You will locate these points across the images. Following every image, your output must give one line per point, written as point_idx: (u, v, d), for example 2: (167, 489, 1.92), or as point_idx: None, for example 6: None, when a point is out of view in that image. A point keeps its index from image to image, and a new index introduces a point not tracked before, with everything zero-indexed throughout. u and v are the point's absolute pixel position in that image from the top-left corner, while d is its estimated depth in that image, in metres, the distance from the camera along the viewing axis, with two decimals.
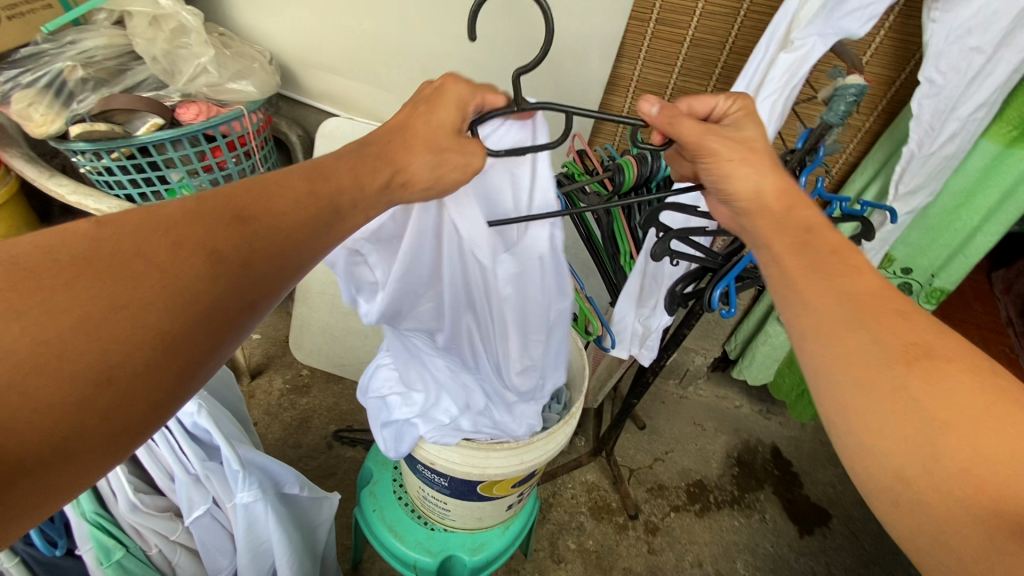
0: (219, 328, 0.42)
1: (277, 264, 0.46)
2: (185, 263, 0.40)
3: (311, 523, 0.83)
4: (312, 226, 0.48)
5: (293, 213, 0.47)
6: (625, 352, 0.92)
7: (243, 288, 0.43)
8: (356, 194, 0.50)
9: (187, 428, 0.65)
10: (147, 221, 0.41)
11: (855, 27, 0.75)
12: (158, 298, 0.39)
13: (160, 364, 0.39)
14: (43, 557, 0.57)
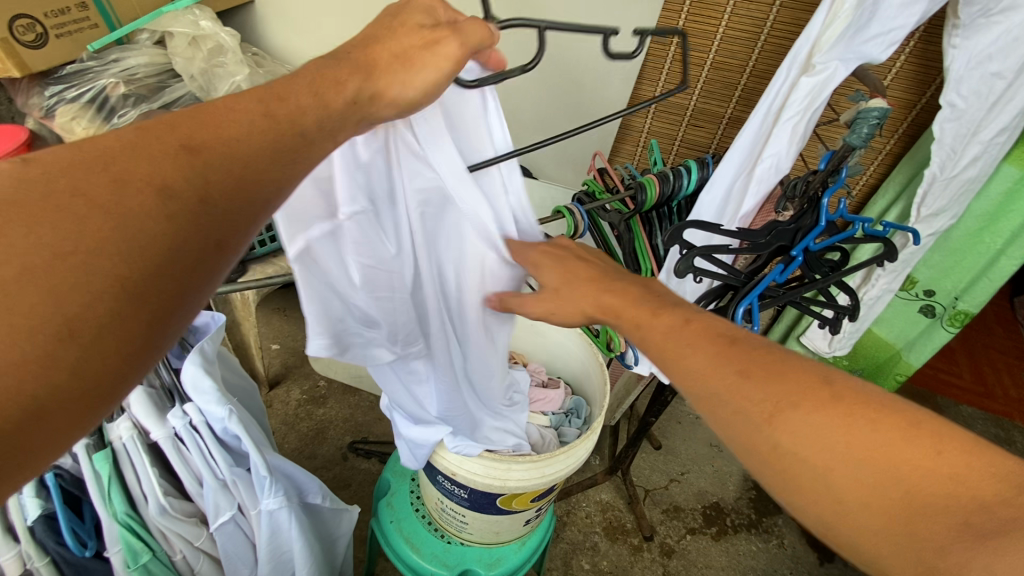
0: (195, 271, 0.34)
1: (255, 190, 0.36)
2: (131, 201, 0.32)
3: (330, 534, 0.83)
4: (288, 144, 0.38)
5: (258, 132, 0.37)
6: (646, 369, 0.92)
7: (215, 221, 0.34)
8: (320, 113, 0.39)
9: (217, 434, 0.66)
10: (83, 157, 0.32)
11: (877, 52, 0.77)
12: (106, 240, 0.30)
13: (127, 312, 0.31)
14: (73, 558, 0.57)
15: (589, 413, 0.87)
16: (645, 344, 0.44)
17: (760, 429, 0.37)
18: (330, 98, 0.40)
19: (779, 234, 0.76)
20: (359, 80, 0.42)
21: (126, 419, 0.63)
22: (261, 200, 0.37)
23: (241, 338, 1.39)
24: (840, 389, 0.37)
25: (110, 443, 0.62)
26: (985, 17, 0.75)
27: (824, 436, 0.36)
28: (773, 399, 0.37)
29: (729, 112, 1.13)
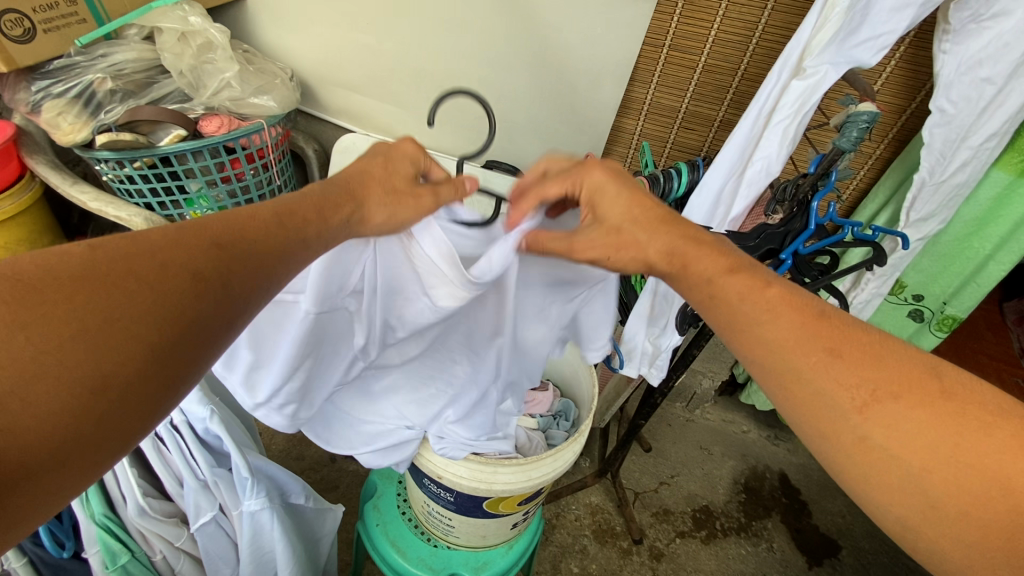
0: (208, 346, 0.41)
1: (262, 282, 0.44)
2: (171, 280, 0.38)
3: (314, 534, 0.82)
4: (296, 247, 0.47)
5: (271, 236, 0.46)
6: (634, 372, 0.91)
7: (229, 304, 0.42)
8: (321, 225, 0.50)
9: (198, 433, 0.66)
10: (133, 241, 0.38)
11: (867, 57, 0.76)
12: (149, 311, 0.37)
13: (151, 374, 0.37)
14: (50, 559, 0.57)
15: (577, 415, 0.87)
16: (719, 301, 0.49)
17: (851, 417, 0.42)
18: (326, 214, 0.50)
19: (768, 238, 0.76)
20: (351, 206, 0.53)
21: None
22: (266, 289, 0.45)
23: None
24: (946, 381, 0.42)
25: None
26: (975, 23, 0.76)
27: (914, 430, 0.41)
28: (866, 389, 0.42)
29: (721, 115, 1.13)
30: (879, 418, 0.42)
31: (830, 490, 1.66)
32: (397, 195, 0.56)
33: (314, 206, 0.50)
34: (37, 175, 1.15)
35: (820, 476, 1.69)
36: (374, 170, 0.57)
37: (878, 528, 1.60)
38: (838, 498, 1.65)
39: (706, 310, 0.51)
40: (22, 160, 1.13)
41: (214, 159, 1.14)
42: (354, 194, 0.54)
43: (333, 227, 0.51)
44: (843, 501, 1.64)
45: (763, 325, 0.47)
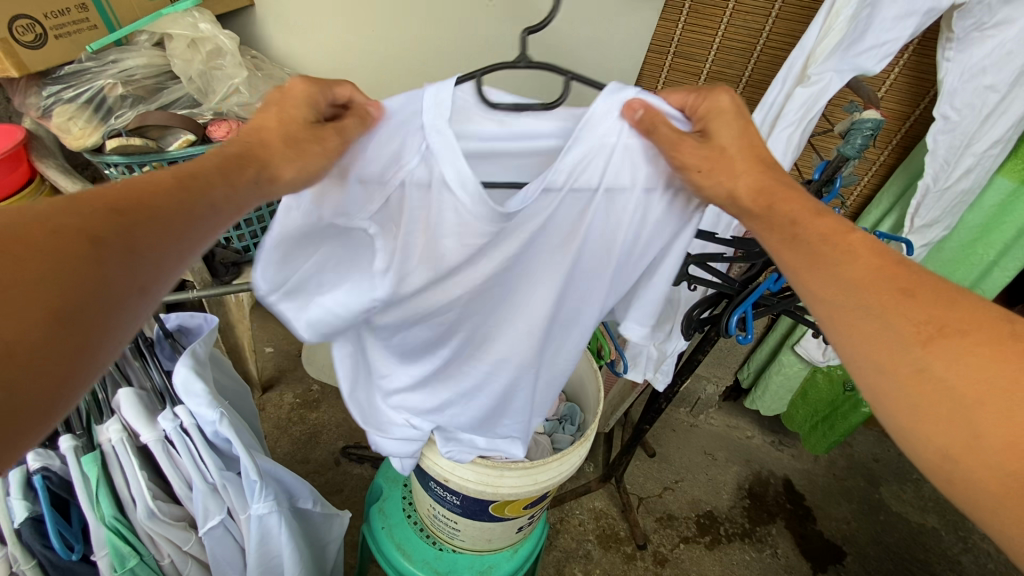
0: (117, 311, 0.38)
1: (174, 237, 0.41)
2: (61, 245, 0.36)
3: (321, 538, 0.82)
4: (205, 204, 0.44)
5: (171, 193, 0.42)
6: (639, 378, 0.91)
7: (139, 264, 0.39)
8: (230, 186, 0.45)
9: (207, 436, 0.66)
10: (20, 212, 0.36)
11: (871, 64, 0.78)
12: (40, 276, 0.35)
13: (50, 341, 0.34)
14: (59, 561, 0.56)
15: (582, 420, 0.86)
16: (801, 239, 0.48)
17: (913, 349, 0.42)
18: (235, 176, 0.46)
19: None
20: (256, 166, 0.47)
21: (116, 420, 0.63)
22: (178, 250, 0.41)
23: (235, 341, 1.39)
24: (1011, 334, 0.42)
25: (99, 445, 0.61)
26: (978, 31, 0.77)
27: (976, 364, 0.41)
28: (934, 326, 0.42)
29: None
30: (939, 352, 0.42)
31: (834, 496, 1.66)
32: (302, 143, 0.48)
33: (219, 169, 0.45)
34: (48, 179, 1.16)
35: (824, 482, 1.68)
36: (273, 115, 0.50)
37: (883, 534, 1.59)
38: (843, 503, 1.64)
39: (781, 253, 0.49)
40: (33, 165, 1.14)
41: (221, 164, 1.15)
42: (255, 155, 0.47)
43: (245, 188, 0.46)
44: (848, 507, 1.64)
45: (816, 265, 0.47)
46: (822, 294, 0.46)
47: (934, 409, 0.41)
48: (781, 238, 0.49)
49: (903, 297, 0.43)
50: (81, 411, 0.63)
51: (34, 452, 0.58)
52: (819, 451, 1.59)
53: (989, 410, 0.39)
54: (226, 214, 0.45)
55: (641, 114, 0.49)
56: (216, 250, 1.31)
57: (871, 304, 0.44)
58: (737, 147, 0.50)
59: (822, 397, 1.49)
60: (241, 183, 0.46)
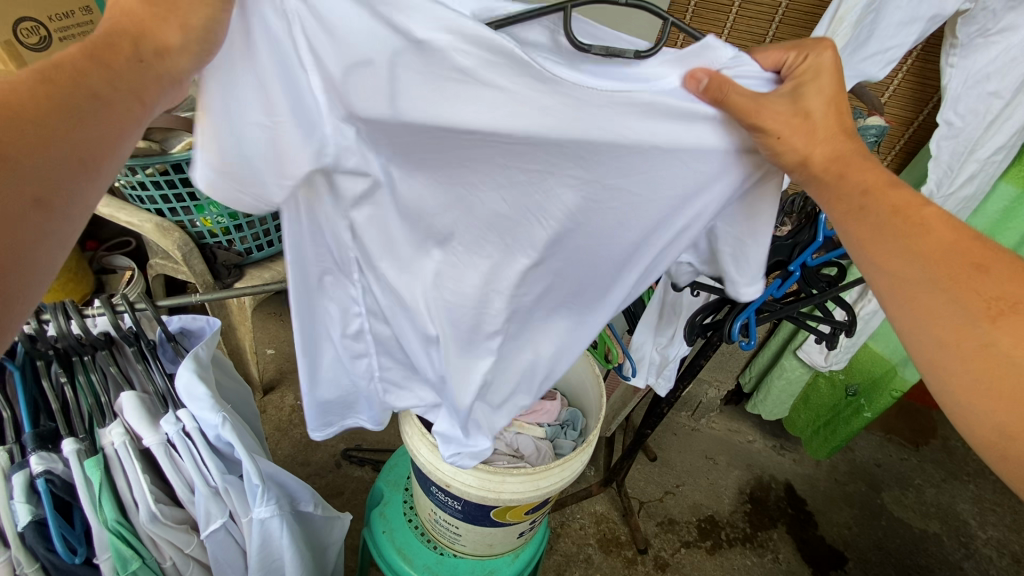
0: (22, 234, 0.34)
1: (66, 153, 0.36)
2: None
3: (322, 542, 0.82)
4: (85, 99, 0.36)
5: (38, 98, 0.35)
6: (642, 382, 0.92)
7: (34, 188, 0.34)
8: (110, 74, 0.37)
9: (209, 440, 0.66)
10: None
11: (875, 70, 0.78)
12: None
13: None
14: (62, 565, 0.56)
15: (585, 425, 0.85)
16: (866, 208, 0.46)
17: (979, 324, 0.42)
18: (113, 62, 0.38)
19: (776, 249, 0.76)
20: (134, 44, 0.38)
21: (119, 423, 0.63)
22: (75, 162, 0.36)
23: (237, 343, 1.39)
24: None
25: (102, 448, 0.61)
26: (982, 37, 0.77)
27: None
28: (995, 302, 0.42)
29: None
30: (1010, 328, 0.41)
31: (836, 501, 1.65)
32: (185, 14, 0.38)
33: (86, 53, 0.37)
34: None
35: (826, 487, 1.68)
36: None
37: (885, 540, 1.59)
38: (844, 509, 1.64)
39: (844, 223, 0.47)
40: None
41: None
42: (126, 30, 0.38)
43: (126, 73, 0.38)
44: (849, 512, 1.63)
45: (892, 240, 0.45)
46: (882, 265, 0.46)
47: (995, 386, 0.41)
48: (847, 208, 0.47)
49: (969, 282, 0.43)
50: (84, 415, 0.63)
51: (38, 455, 0.58)
52: (821, 456, 1.59)
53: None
54: (113, 108, 0.38)
55: (706, 84, 0.44)
56: (218, 252, 1.31)
57: (941, 282, 0.43)
58: (823, 113, 0.46)
59: (823, 401, 1.49)
60: (120, 69, 0.38)
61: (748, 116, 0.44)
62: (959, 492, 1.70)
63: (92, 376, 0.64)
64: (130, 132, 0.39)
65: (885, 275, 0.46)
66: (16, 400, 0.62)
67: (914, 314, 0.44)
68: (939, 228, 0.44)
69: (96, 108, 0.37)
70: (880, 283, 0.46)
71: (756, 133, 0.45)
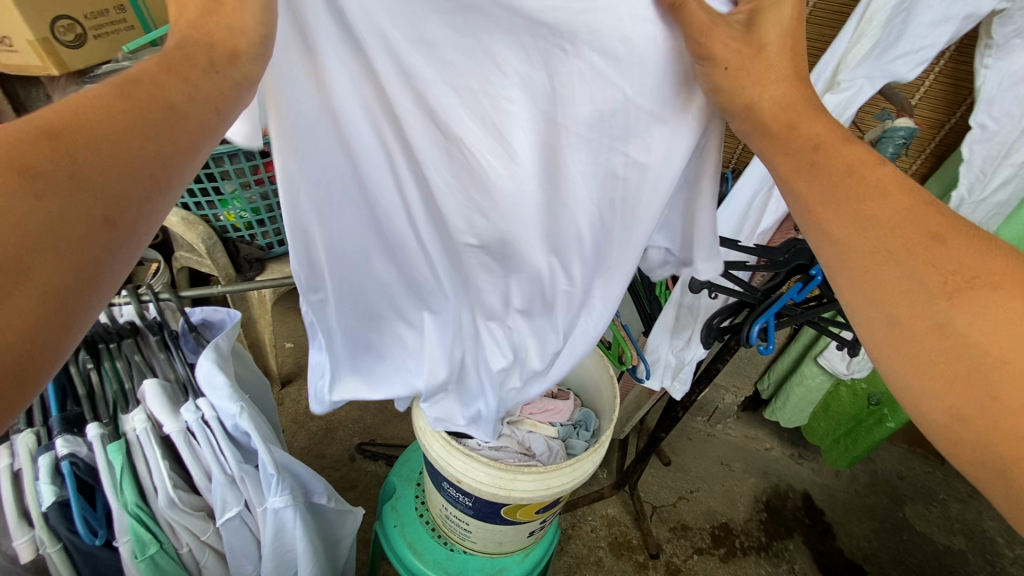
0: (93, 248, 0.31)
1: (137, 162, 0.32)
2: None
3: (334, 535, 0.83)
4: (161, 112, 0.34)
5: (114, 104, 0.32)
6: (657, 385, 0.91)
7: (101, 186, 0.31)
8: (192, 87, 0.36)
9: (228, 429, 0.67)
10: None
11: (905, 71, 0.75)
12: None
13: (32, 292, 0.28)
14: (83, 546, 0.58)
15: (598, 426, 0.84)
16: (819, 163, 0.39)
17: (935, 303, 0.36)
18: (191, 75, 0.36)
19: (798, 252, 0.73)
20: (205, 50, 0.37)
21: (141, 410, 0.64)
22: (146, 172, 0.33)
23: (257, 336, 1.42)
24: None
25: (124, 433, 0.63)
26: (1018, 38, 0.74)
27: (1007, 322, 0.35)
28: (955, 277, 0.36)
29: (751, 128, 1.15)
30: (968, 306, 0.35)
31: (855, 513, 1.61)
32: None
33: (170, 67, 0.35)
34: None
35: (845, 499, 1.64)
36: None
37: (906, 554, 1.55)
38: (864, 521, 1.60)
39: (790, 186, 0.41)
40: None
41: (247, 163, 1.23)
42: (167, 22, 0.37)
43: (204, 87, 0.36)
44: (869, 525, 1.59)
45: (842, 203, 0.38)
46: (833, 233, 0.39)
47: (948, 370, 0.36)
48: (794, 162, 0.40)
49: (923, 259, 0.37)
50: (109, 401, 0.65)
51: (64, 437, 0.60)
52: (841, 465, 1.55)
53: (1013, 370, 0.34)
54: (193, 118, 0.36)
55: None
56: (240, 247, 1.34)
57: (896, 253, 0.37)
58: (778, 47, 0.40)
59: (844, 410, 1.46)
60: (198, 82, 0.36)
61: (699, 35, 0.40)
62: (985, 508, 1.65)
63: (118, 363, 0.66)
64: (206, 146, 0.36)
65: (837, 247, 0.39)
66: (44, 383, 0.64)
67: (864, 290, 0.38)
68: (893, 191, 0.38)
69: (176, 118, 0.34)
70: (826, 248, 0.39)
71: (705, 60, 0.40)
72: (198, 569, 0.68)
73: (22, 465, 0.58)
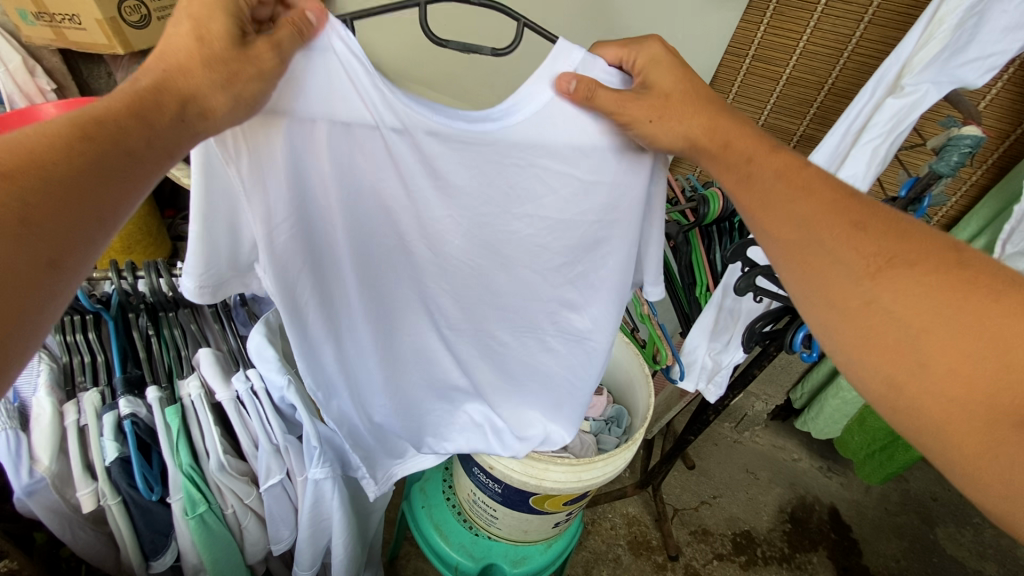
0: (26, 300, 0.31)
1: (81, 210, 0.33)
2: None
3: (366, 509, 0.86)
4: (117, 157, 0.34)
5: (64, 150, 0.33)
6: (692, 386, 0.90)
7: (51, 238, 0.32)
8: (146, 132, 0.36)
9: (275, 402, 0.70)
10: None
11: (973, 77, 0.72)
12: None
13: None
14: (140, 500, 0.62)
15: (630, 423, 0.83)
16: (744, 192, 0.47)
17: (862, 282, 0.41)
18: (156, 118, 0.36)
19: None
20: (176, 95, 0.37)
21: (196, 376, 0.67)
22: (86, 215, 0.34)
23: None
24: (969, 258, 0.40)
25: (180, 398, 0.66)
26: None
27: (926, 295, 0.39)
28: (882, 256, 0.41)
29: (801, 129, 1.12)
30: (889, 285, 0.40)
31: (884, 531, 1.57)
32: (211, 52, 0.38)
33: (140, 109, 0.36)
34: None
35: (874, 516, 1.60)
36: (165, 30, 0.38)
37: None
38: (893, 540, 1.56)
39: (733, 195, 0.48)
40: None
41: None
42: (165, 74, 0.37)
43: (166, 132, 0.36)
44: (898, 544, 1.55)
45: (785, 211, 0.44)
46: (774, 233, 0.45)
47: (879, 340, 0.40)
48: (736, 178, 0.47)
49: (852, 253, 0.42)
50: (166, 366, 0.68)
51: (126, 398, 0.63)
52: (875, 482, 1.50)
53: (935, 337, 0.38)
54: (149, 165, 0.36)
55: (575, 86, 0.46)
56: None
57: (829, 246, 0.42)
58: (679, 91, 0.48)
59: (880, 425, 1.42)
60: (163, 127, 0.36)
61: (648, 109, 0.47)
62: None
63: (175, 331, 0.69)
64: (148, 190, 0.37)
65: (779, 245, 0.45)
66: (109, 344, 0.67)
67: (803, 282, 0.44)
68: (820, 189, 0.44)
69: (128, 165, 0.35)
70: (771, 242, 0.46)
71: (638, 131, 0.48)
72: (240, 530, 0.72)
73: (88, 422, 0.61)
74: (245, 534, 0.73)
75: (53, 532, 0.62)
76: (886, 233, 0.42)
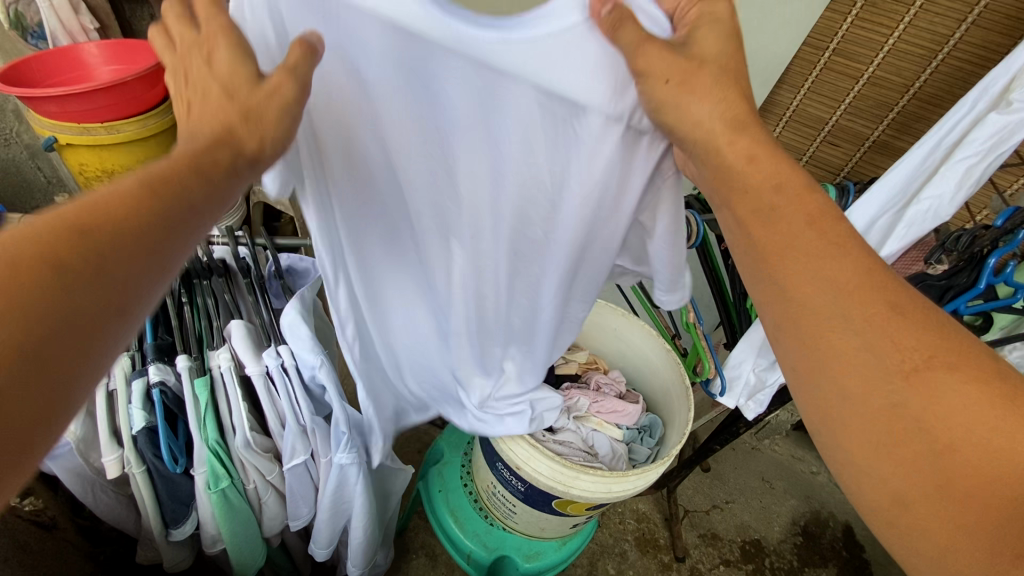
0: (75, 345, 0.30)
1: (143, 256, 0.33)
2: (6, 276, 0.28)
3: (386, 492, 0.85)
4: (182, 214, 0.35)
5: (138, 205, 0.34)
6: (731, 403, 0.85)
7: (115, 292, 0.32)
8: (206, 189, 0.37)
9: (304, 381, 0.68)
10: None
11: None
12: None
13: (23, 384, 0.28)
14: (165, 471, 0.61)
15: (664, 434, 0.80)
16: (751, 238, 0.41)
17: (890, 379, 0.36)
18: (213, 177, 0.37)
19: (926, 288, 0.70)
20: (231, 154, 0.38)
21: (227, 349, 0.65)
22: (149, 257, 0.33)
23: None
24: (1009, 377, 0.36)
25: (209, 369, 0.64)
26: None
27: (955, 402, 0.35)
28: (918, 348, 0.36)
29: (876, 135, 1.03)
30: (925, 388, 0.35)
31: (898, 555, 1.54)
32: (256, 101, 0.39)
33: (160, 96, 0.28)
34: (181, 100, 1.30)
35: None
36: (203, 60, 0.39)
37: None
38: None
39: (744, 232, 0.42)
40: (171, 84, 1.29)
41: None
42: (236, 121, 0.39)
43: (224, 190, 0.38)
44: None
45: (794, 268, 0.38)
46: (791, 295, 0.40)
47: (897, 450, 0.36)
48: (753, 209, 0.41)
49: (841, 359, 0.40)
50: (197, 335, 0.66)
51: (155, 365, 0.61)
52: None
53: (957, 456, 0.34)
54: (207, 210, 0.38)
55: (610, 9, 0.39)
56: None
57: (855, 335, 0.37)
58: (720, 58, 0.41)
59: None
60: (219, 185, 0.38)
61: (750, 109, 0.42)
62: None
63: (207, 300, 0.67)
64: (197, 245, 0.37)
65: (788, 304, 0.40)
66: None
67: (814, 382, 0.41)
68: (856, 252, 0.39)
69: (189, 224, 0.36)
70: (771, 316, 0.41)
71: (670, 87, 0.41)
72: (259, 505, 0.71)
73: (117, 387, 0.60)
74: (265, 508, 0.72)
75: (76, 493, 0.62)
76: (921, 327, 0.37)
